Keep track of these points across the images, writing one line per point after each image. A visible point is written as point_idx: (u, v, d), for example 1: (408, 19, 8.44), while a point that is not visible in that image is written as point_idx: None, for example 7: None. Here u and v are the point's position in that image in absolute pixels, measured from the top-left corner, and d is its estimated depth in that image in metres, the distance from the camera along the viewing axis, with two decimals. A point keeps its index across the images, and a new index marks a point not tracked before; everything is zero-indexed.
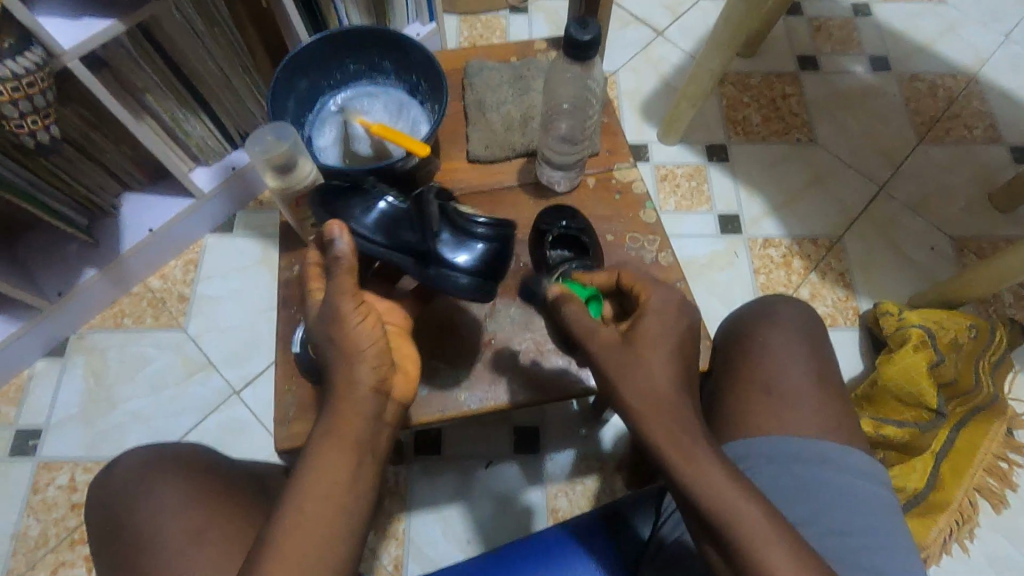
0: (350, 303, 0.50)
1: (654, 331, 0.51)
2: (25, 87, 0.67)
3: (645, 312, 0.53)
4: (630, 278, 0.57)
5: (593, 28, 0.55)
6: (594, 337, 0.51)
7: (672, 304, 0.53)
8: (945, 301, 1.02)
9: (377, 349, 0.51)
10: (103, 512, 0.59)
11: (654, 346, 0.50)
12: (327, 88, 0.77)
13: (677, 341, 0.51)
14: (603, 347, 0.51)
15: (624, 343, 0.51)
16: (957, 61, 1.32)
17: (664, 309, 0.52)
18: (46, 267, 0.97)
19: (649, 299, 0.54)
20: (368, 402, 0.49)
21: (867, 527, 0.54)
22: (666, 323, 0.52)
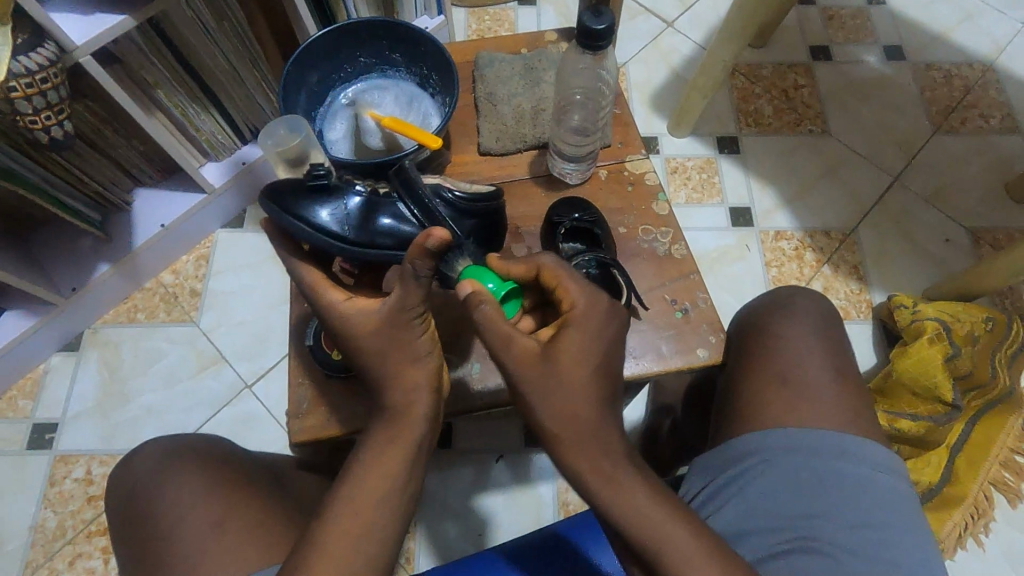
0: (422, 314, 0.51)
1: (576, 343, 0.49)
2: (38, 83, 0.67)
3: (568, 323, 0.50)
4: (550, 274, 0.53)
5: (606, 17, 0.55)
6: (513, 350, 0.48)
7: (595, 307, 0.50)
8: (961, 293, 1.01)
9: (437, 354, 0.53)
10: (120, 505, 0.59)
11: (578, 361, 0.48)
12: (338, 81, 0.77)
13: (603, 353, 0.50)
14: (523, 361, 0.48)
15: (547, 358, 0.48)
16: (973, 49, 1.30)
17: (589, 316, 0.50)
18: (60, 262, 0.98)
19: (575, 307, 0.51)
20: (438, 405, 0.51)
21: (883, 520, 0.54)
22: (588, 334, 0.49)
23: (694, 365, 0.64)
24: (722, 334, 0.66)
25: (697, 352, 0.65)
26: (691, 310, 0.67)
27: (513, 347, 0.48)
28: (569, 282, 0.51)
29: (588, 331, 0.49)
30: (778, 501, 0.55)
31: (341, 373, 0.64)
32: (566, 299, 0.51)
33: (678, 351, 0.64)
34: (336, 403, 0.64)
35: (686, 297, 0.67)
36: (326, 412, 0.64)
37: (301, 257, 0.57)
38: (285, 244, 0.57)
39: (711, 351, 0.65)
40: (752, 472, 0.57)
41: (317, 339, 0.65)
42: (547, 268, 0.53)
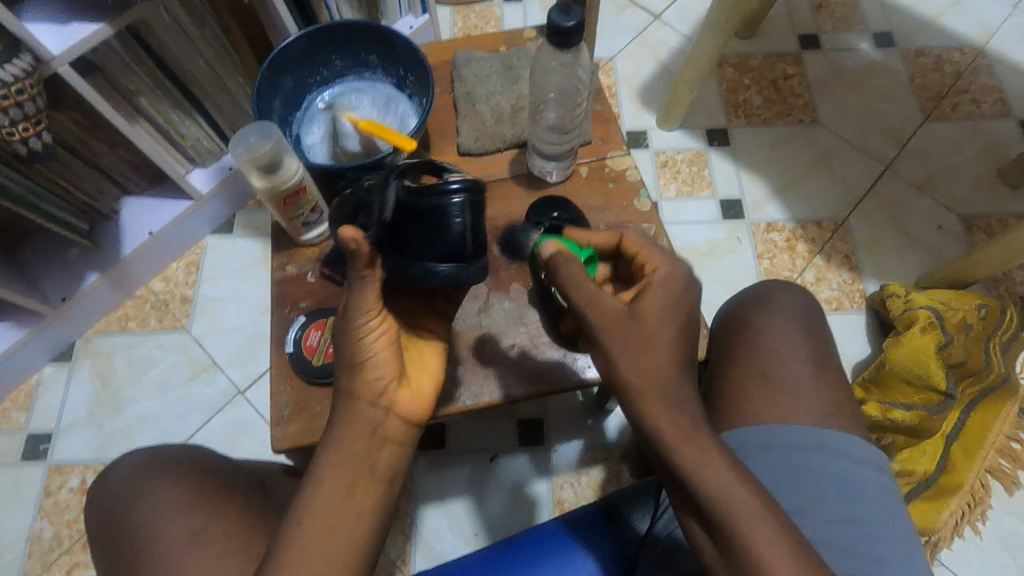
0: (368, 319, 0.49)
1: (659, 303, 0.48)
2: (14, 94, 0.67)
3: (651, 285, 0.50)
4: (633, 242, 0.55)
5: (576, 14, 0.54)
6: (593, 303, 0.48)
7: (680, 273, 0.51)
8: (954, 280, 1.00)
9: (389, 364, 0.51)
10: (105, 516, 0.59)
11: (662, 320, 0.48)
12: (314, 85, 0.76)
13: (684, 318, 0.49)
14: (603, 316, 0.48)
15: (632, 315, 0.48)
16: (964, 33, 1.29)
17: (671, 279, 0.50)
18: (48, 273, 0.98)
19: (656, 272, 0.51)
20: (376, 416, 0.49)
21: (866, 515, 0.53)
22: (675, 295, 0.49)
23: None
24: (705, 330, 0.65)
25: None
26: None
27: (593, 302, 0.48)
28: (654, 251, 0.53)
29: (673, 291, 0.49)
30: None
31: (321, 380, 0.64)
32: (649, 264, 0.52)
33: None
34: (319, 409, 0.64)
35: None
36: (309, 418, 0.63)
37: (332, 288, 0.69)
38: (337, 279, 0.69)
39: None
40: None
41: (298, 347, 0.65)
42: (629, 238, 0.55)
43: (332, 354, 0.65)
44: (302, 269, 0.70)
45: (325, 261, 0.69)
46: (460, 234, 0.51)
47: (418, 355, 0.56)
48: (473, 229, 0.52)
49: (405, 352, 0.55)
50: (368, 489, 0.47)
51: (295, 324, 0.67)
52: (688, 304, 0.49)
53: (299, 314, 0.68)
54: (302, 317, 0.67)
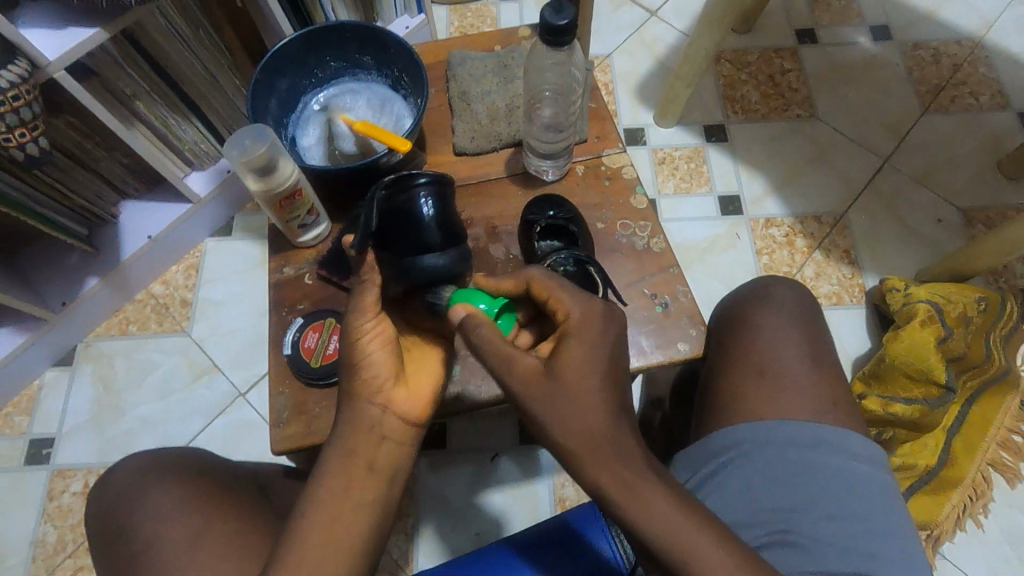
0: (364, 318, 0.50)
1: (577, 355, 0.46)
2: (10, 100, 0.67)
3: (566, 335, 0.47)
4: (541, 287, 0.51)
5: (569, 12, 0.54)
6: (512, 370, 0.46)
7: (590, 316, 0.48)
8: (953, 273, 1.00)
9: (386, 363, 0.51)
10: (105, 519, 0.60)
11: (584, 379, 0.45)
12: (309, 87, 0.76)
13: (608, 362, 0.46)
14: (525, 381, 0.46)
15: (549, 375, 0.45)
16: (962, 25, 1.28)
17: (586, 327, 0.47)
18: (48, 277, 0.98)
19: (569, 316, 0.48)
20: (375, 414, 0.49)
21: (862, 511, 0.53)
22: (589, 343, 0.46)
23: (676, 359, 0.64)
24: (702, 327, 0.65)
25: (679, 346, 0.65)
26: (671, 303, 0.66)
27: (512, 367, 0.46)
28: (563, 294, 0.49)
29: (587, 340, 0.46)
30: (757, 494, 0.55)
31: (320, 382, 0.64)
32: (561, 310, 0.49)
33: (659, 346, 0.64)
34: (317, 411, 0.64)
35: (666, 291, 0.67)
36: (308, 420, 0.63)
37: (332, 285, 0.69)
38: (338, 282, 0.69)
39: (692, 344, 0.64)
40: (732, 466, 0.56)
41: (296, 349, 0.65)
42: (537, 280, 0.51)
43: (330, 355, 0.65)
44: (299, 271, 0.70)
45: (322, 263, 0.69)
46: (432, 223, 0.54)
47: (425, 360, 0.56)
48: (444, 219, 0.56)
49: (405, 355, 0.56)
50: (366, 490, 0.47)
51: (293, 326, 0.67)
52: (605, 348, 0.46)
53: (296, 317, 0.68)
54: (300, 319, 0.68)
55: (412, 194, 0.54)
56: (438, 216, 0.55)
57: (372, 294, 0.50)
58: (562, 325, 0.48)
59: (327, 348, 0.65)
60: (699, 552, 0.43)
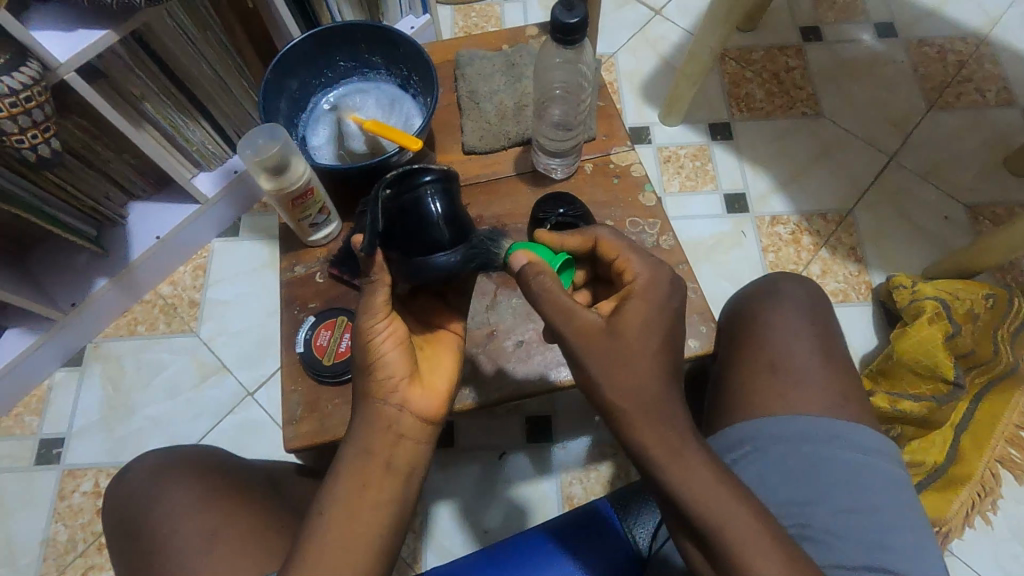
0: (376, 320, 0.51)
1: (643, 313, 0.48)
2: (22, 102, 0.68)
3: (631, 295, 0.49)
4: (609, 247, 0.53)
5: (579, 10, 0.54)
6: (574, 321, 0.47)
7: (658, 281, 0.50)
8: (960, 271, 1.00)
9: (400, 362, 0.51)
10: (119, 517, 0.60)
11: (640, 336, 0.47)
12: (318, 87, 0.77)
13: (666, 328, 0.48)
14: (581, 333, 0.47)
15: (610, 331, 0.47)
16: (967, 22, 1.28)
17: (652, 291, 0.49)
18: (58, 278, 0.99)
19: (636, 279, 0.50)
20: (391, 413, 0.50)
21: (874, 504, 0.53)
22: (655, 306, 0.48)
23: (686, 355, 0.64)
24: (712, 324, 0.66)
25: (689, 342, 0.65)
26: (681, 300, 0.67)
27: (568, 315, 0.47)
28: (633, 257, 0.51)
29: (653, 302, 0.48)
30: (769, 491, 0.55)
31: (331, 379, 0.65)
32: (628, 272, 0.51)
33: None
34: (329, 409, 0.64)
35: None
36: (321, 418, 0.64)
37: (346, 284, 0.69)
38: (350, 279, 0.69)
39: (702, 341, 0.65)
40: (743, 461, 0.57)
41: (308, 347, 0.66)
42: (605, 243, 0.53)
43: (342, 354, 0.65)
44: (310, 270, 0.70)
45: (333, 261, 0.69)
46: (441, 218, 0.53)
47: (437, 358, 0.56)
48: (454, 214, 0.55)
49: (418, 354, 0.56)
50: (380, 486, 0.47)
51: (304, 325, 0.67)
52: (670, 313, 0.48)
53: (308, 315, 0.68)
54: (311, 318, 0.68)
55: (418, 190, 0.55)
56: (449, 211, 0.54)
57: (382, 295, 0.51)
58: (627, 286, 0.50)
59: (339, 346, 0.65)
60: (714, 544, 0.43)
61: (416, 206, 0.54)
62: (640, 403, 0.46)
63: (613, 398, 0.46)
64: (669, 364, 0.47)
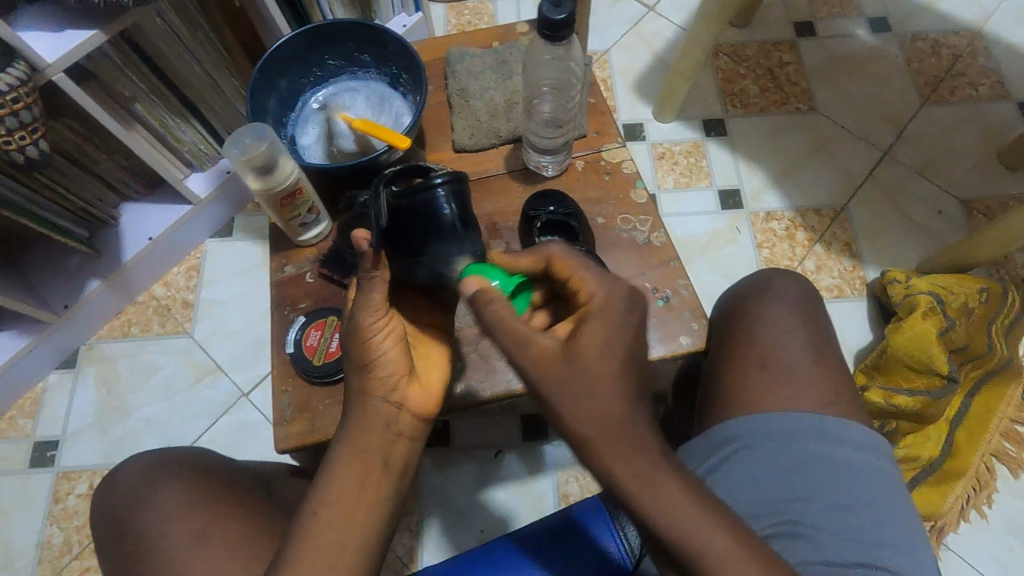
0: (374, 318, 0.50)
1: (599, 336, 0.43)
2: (10, 103, 0.67)
3: (587, 316, 0.45)
4: (563, 265, 0.49)
5: (566, 7, 0.54)
6: (528, 349, 0.44)
7: (615, 295, 0.46)
8: (954, 265, 1.00)
9: (399, 360, 0.51)
10: (109, 520, 0.60)
11: (597, 361, 0.43)
12: (307, 86, 0.76)
13: (629, 348, 0.44)
14: (539, 363, 0.43)
15: (567, 356, 0.43)
16: (961, 16, 1.28)
17: (608, 311, 0.45)
18: (50, 280, 0.99)
19: (592, 298, 0.46)
20: (389, 413, 0.49)
21: (864, 499, 0.53)
22: (611, 326, 0.44)
23: (678, 352, 0.64)
24: (704, 320, 0.65)
25: (681, 339, 0.65)
26: (673, 297, 0.67)
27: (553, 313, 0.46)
28: (587, 272, 0.48)
29: (612, 323, 0.44)
30: (761, 487, 0.55)
31: (322, 379, 0.64)
32: (584, 289, 0.47)
33: (662, 340, 0.64)
34: (321, 409, 0.64)
35: (667, 285, 0.67)
36: (312, 418, 0.64)
37: (337, 284, 0.69)
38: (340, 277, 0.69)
39: (694, 338, 0.65)
40: (736, 457, 0.56)
41: (299, 347, 0.66)
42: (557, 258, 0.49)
43: (332, 353, 0.65)
44: (301, 269, 0.70)
45: (323, 261, 0.69)
46: (453, 221, 0.55)
47: (430, 357, 0.56)
48: (461, 214, 0.56)
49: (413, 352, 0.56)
50: (369, 487, 0.47)
51: (295, 325, 0.67)
52: (630, 331, 0.44)
53: (298, 315, 0.68)
54: (302, 318, 0.68)
55: (433, 195, 0.55)
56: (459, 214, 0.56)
57: (381, 292, 0.51)
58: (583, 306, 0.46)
59: (330, 346, 0.65)
60: (707, 542, 0.43)
61: (432, 202, 0.54)
62: (604, 430, 0.42)
63: (579, 430, 0.42)
64: (633, 387, 0.43)
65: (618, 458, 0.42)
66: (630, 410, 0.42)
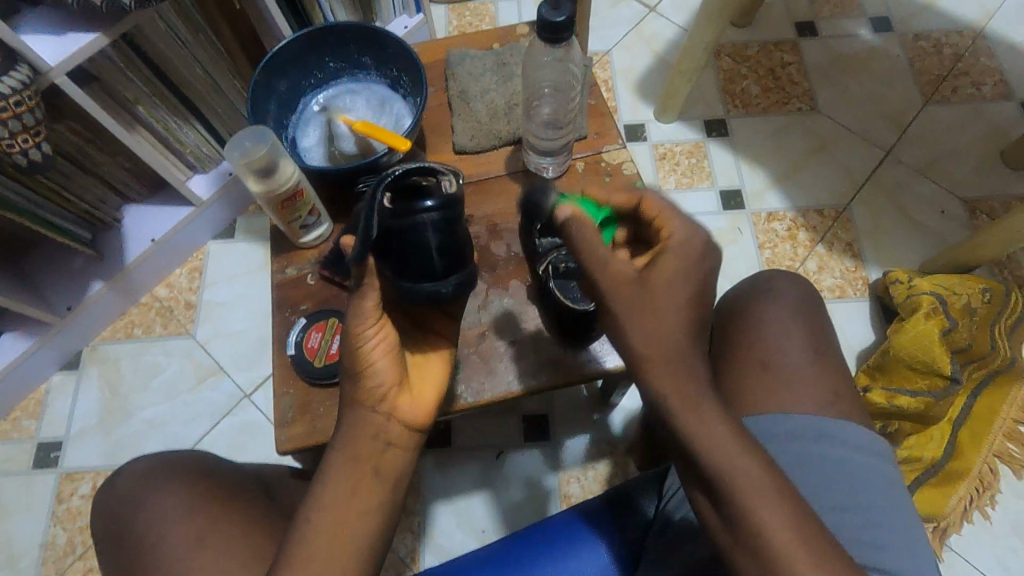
0: (368, 325, 0.50)
1: (673, 268, 0.45)
2: (12, 106, 0.68)
3: (665, 250, 0.46)
4: (651, 205, 0.50)
5: (566, 8, 0.54)
6: (605, 269, 0.45)
7: (697, 245, 0.46)
8: (957, 265, 1.00)
9: (389, 372, 0.51)
10: (110, 522, 0.60)
11: (664, 290, 0.44)
12: (309, 88, 0.77)
13: (698, 286, 0.45)
14: (610, 282, 0.45)
15: (639, 280, 0.45)
16: (963, 15, 1.27)
17: (687, 250, 0.46)
18: (53, 282, 0.99)
19: (671, 235, 0.47)
20: (379, 421, 0.50)
21: (863, 498, 0.53)
22: (688, 262, 0.46)
23: None
24: (705, 321, 0.65)
25: None
26: None
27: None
28: (676, 214, 0.48)
29: (689, 256, 0.45)
30: None
31: (324, 381, 0.65)
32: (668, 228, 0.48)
33: None
34: (322, 411, 0.64)
35: None
36: (313, 420, 0.64)
37: (340, 286, 0.69)
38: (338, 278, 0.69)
39: None
40: None
41: (300, 349, 0.66)
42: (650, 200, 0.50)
43: (333, 355, 0.65)
44: (302, 271, 0.70)
45: (324, 263, 0.69)
46: (434, 252, 0.49)
47: (427, 365, 0.56)
48: (449, 243, 0.50)
49: (407, 361, 0.56)
50: (369, 489, 0.47)
51: (296, 327, 0.67)
52: (703, 269, 0.45)
53: (299, 317, 0.68)
54: (303, 319, 0.68)
55: (416, 218, 0.49)
56: (441, 243, 0.49)
57: (371, 301, 0.49)
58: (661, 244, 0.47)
59: (331, 348, 0.65)
60: None
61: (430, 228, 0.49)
62: (663, 349, 0.44)
63: (636, 348, 0.44)
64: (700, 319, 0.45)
65: (677, 372, 0.44)
66: (692, 336, 0.44)
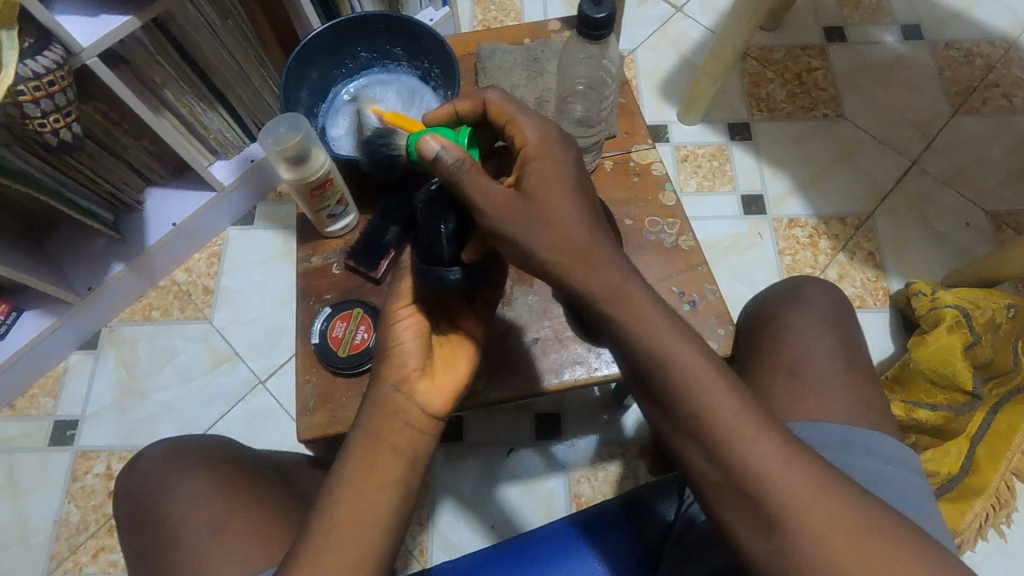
0: (400, 305, 0.53)
1: (545, 176, 0.47)
2: (46, 86, 0.68)
3: (528, 160, 0.48)
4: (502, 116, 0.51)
5: (607, 5, 0.54)
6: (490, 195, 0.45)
7: (550, 140, 0.49)
8: (981, 279, 0.98)
9: (415, 355, 0.52)
10: (129, 504, 0.61)
11: (550, 190, 0.46)
12: (339, 78, 0.77)
13: (579, 194, 0.47)
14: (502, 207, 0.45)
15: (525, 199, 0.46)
16: (996, 26, 1.25)
17: (546, 150, 0.48)
18: (76, 262, 1.00)
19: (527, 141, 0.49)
20: (399, 401, 0.49)
21: (890, 498, 0.51)
22: (552, 165, 0.47)
23: None
24: (730, 326, 0.65)
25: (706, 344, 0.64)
26: (699, 301, 0.66)
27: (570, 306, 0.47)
28: (523, 120, 0.50)
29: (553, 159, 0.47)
30: None
31: (346, 371, 0.65)
32: (518, 136, 0.50)
33: None
34: (342, 400, 0.64)
35: (694, 289, 0.67)
36: (334, 409, 0.64)
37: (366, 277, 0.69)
38: (365, 271, 0.69)
39: (720, 344, 0.64)
40: None
41: (324, 338, 0.66)
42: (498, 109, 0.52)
43: (357, 345, 0.65)
44: (327, 261, 0.70)
45: (350, 254, 0.69)
46: (444, 241, 0.50)
47: (458, 364, 0.56)
48: (466, 232, 0.50)
49: (437, 353, 0.55)
50: (391, 481, 0.47)
51: (321, 316, 0.67)
52: (569, 168, 0.47)
53: (324, 306, 0.68)
54: (328, 309, 0.68)
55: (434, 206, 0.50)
56: (455, 234, 0.50)
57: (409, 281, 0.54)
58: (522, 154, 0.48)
59: (355, 338, 0.65)
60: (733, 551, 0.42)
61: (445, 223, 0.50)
62: (567, 255, 0.45)
63: (544, 257, 0.45)
64: (590, 217, 0.46)
65: (603, 287, 0.44)
66: (588, 238, 0.45)
